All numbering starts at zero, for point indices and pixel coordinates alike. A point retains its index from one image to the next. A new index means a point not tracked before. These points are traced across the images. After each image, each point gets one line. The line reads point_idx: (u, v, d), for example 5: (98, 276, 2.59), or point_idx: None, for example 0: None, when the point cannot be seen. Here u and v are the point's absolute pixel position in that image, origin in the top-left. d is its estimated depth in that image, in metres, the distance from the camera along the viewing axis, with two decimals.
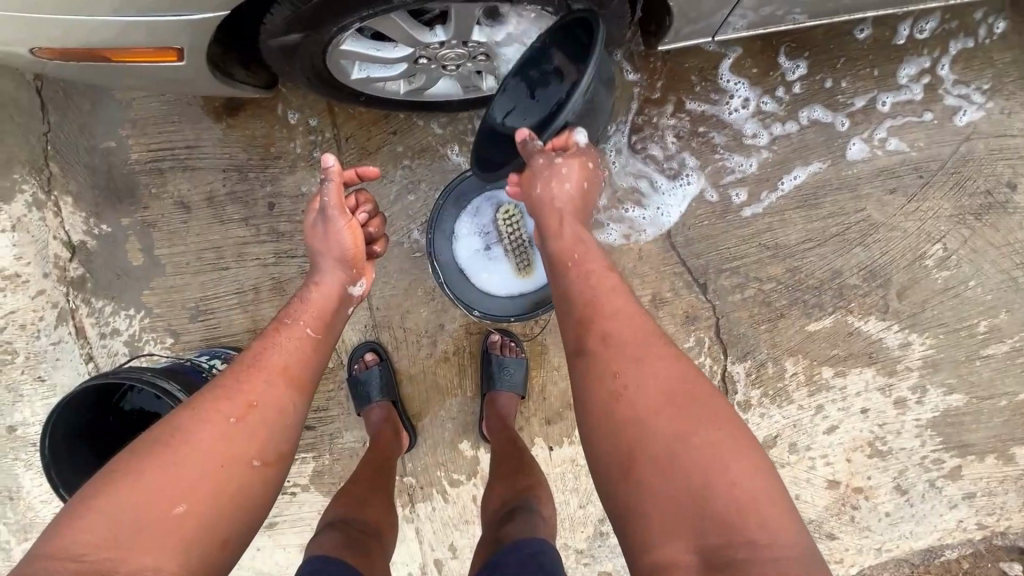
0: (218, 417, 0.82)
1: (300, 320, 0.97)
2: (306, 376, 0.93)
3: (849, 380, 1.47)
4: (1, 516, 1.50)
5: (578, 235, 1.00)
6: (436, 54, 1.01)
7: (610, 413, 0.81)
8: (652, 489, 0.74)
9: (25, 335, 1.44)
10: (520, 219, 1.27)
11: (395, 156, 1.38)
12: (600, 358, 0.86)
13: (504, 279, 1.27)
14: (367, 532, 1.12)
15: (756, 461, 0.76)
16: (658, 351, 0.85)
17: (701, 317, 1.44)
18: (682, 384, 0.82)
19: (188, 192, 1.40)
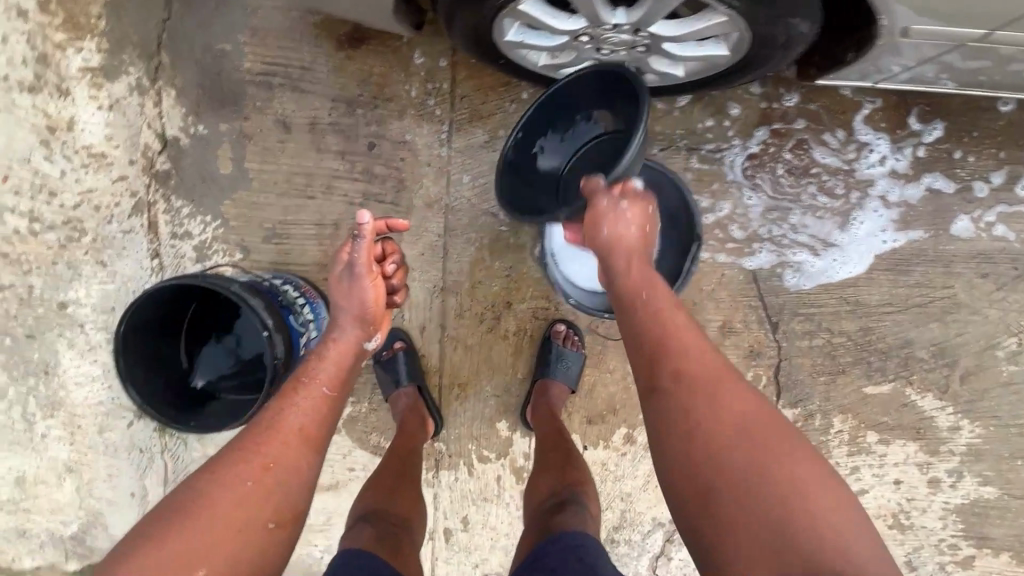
0: (234, 485, 0.82)
1: (316, 378, 0.95)
2: (321, 432, 0.92)
3: (890, 449, 1.48)
4: (32, 388, 1.50)
5: (645, 276, 0.98)
6: (601, 35, 0.99)
7: (685, 452, 0.79)
8: (736, 519, 0.72)
9: (97, 217, 1.43)
10: None
11: (507, 125, 1.36)
12: (678, 394, 0.83)
13: (591, 274, 1.25)
14: (397, 524, 1.18)
15: (836, 498, 0.73)
16: (732, 384, 0.84)
17: (765, 354, 1.43)
18: (758, 421, 0.79)
19: (292, 113, 1.38)
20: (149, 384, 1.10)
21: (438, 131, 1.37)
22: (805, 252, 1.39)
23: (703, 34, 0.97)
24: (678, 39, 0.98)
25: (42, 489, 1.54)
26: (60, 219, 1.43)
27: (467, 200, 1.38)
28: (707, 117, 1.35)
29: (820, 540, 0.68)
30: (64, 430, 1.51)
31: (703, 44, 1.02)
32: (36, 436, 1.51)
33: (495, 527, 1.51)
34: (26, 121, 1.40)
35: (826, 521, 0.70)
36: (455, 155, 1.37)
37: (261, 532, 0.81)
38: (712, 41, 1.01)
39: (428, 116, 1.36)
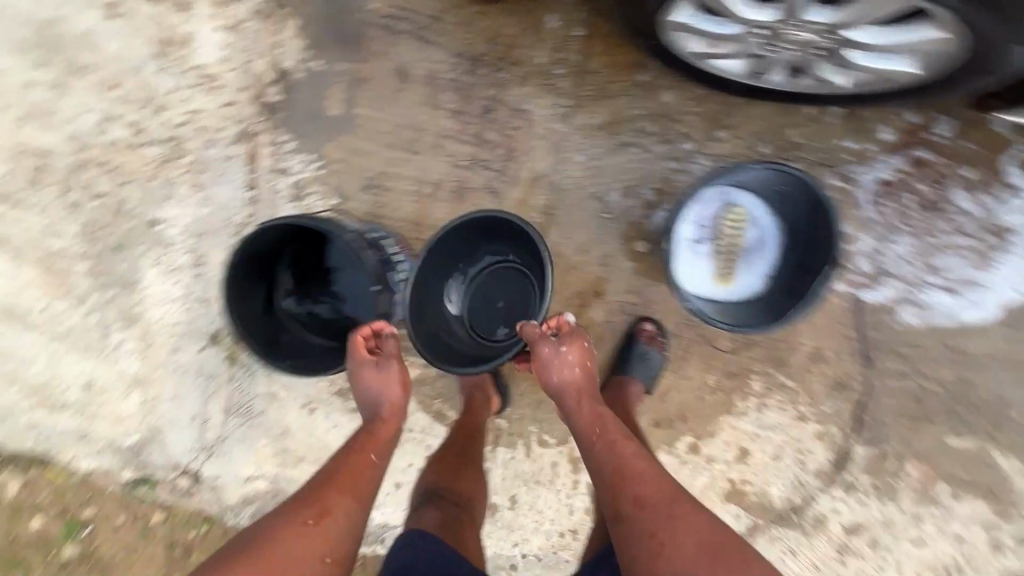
0: (297, 528, 0.88)
1: (366, 447, 1.04)
2: (370, 489, 0.99)
3: (958, 504, 1.43)
4: (112, 299, 1.51)
5: (596, 410, 1.11)
6: (789, 30, 0.95)
7: (654, 570, 0.89)
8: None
9: (200, 138, 1.41)
10: (745, 228, 1.19)
11: (631, 110, 1.30)
12: (644, 523, 0.93)
13: (703, 279, 1.19)
14: (460, 506, 1.20)
15: None
16: (686, 508, 0.94)
17: (851, 387, 1.39)
18: (715, 535, 0.90)
19: (412, 63, 1.34)
20: (248, 302, 1.12)
21: (558, 104, 1.32)
22: (915, 298, 1.33)
23: (904, 45, 0.94)
24: (875, 46, 0.95)
25: (108, 397, 1.57)
26: (163, 135, 1.42)
27: (575, 181, 1.34)
28: (842, 133, 1.28)
29: None
30: (137, 345, 1.53)
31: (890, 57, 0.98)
32: (110, 346, 1.54)
33: (541, 511, 1.51)
34: (145, 31, 1.39)
35: None
36: (571, 132, 1.32)
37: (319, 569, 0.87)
38: (899, 56, 0.98)
39: (551, 87, 1.31)
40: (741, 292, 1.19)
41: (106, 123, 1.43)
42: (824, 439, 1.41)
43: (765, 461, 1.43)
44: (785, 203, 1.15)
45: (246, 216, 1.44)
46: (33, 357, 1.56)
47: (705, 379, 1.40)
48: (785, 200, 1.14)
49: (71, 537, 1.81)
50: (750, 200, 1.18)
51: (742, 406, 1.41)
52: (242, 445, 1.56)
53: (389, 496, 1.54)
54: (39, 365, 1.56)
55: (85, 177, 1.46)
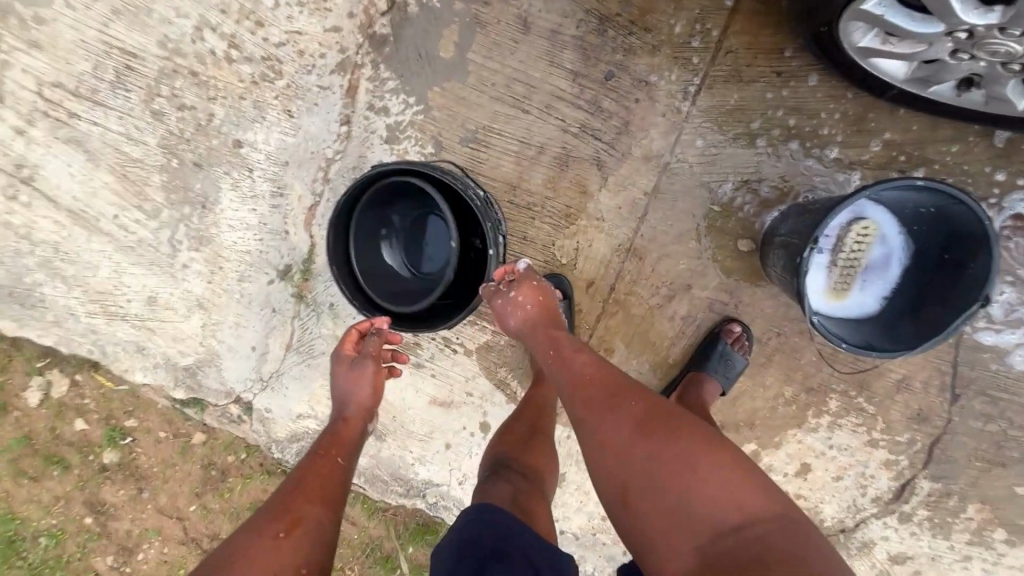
0: (268, 539, 0.87)
1: (331, 450, 1.07)
2: (337, 492, 1.01)
3: (1012, 552, 1.41)
4: (186, 217, 1.47)
5: (552, 331, 1.11)
6: (998, 39, 0.86)
7: (601, 460, 0.91)
8: (653, 512, 0.85)
9: (298, 62, 1.33)
10: (871, 244, 1.12)
11: (762, 99, 1.22)
12: (596, 422, 0.93)
13: (816, 292, 1.14)
14: (527, 478, 1.06)
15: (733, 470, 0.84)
16: (627, 395, 0.94)
17: (931, 422, 1.35)
18: (654, 417, 0.91)
19: (536, 13, 1.24)
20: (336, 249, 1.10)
21: (686, 82, 1.23)
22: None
23: None
24: None
25: (169, 315, 1.55)
26: (261, 53, 1.34)
27: (688, 166, 1.27)
28: (976, 159, 1.22)
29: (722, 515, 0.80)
30: (205, 268, 1.50)
31: None
32: (178, 264, 1.51)
33: (588, 492, 1.50)
34: None
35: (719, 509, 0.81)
36: (695, 114, 1.24)
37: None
38: None
39: (683, 61, 1.22)
40: (855, 310, 1.14)
41: (201, 31, 1.35)
42: (890, 468, 1.38)
43: (825, 481, 1.41)
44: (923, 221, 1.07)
45: (336, 151, 1.40)
46: (98, 265, 1.54)
47: (782, 390, 1.37)
48: (921, 220, 1.07)
49: (112, 444, 1.84)
50: (885, 215, 1.11)
51: (814, 423, 1.37)
52: (298, 384, 1.56)
53: (438, 454, 1.54)
54: (104, 272, 1.54)
55: (172, 86, 1.39)
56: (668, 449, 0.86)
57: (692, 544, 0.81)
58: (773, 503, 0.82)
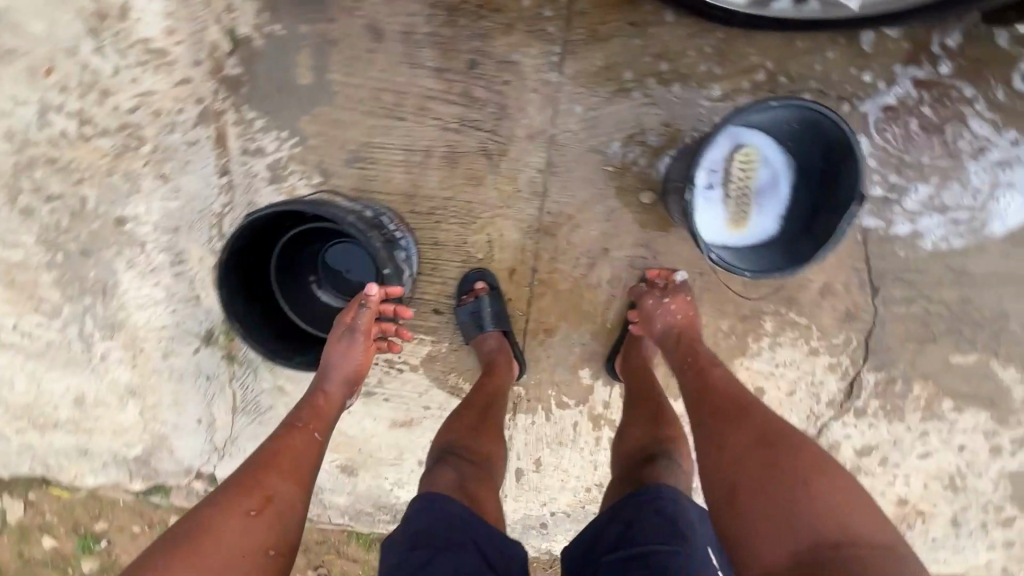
0: (237, 516, 0.85)
1: (308, 423, 1.02)
2: (312, 468, 0.97)
3: (961, 417, 1.50)
4: (90, 308, 1.41)
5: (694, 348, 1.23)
6: None
7: (715, 458, 1.02)
8: (758, 511, 0.92)
9: (157, 124, 1.28)
10: (756, 168, 1.15)
11: (624, 53, 1.23)
12: (719, 430, 1.05)
13: (716, 226, 1.15)
14: (476, 462, 1.01)
15: (850, 495, 0.90)
16: (752, 412, 1.05)
17: (860, 318, 1.41)
18: (777, 432, 1.00)
19: (383, 18, 1.21)
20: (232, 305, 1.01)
21: (548, 53, 1.22)
22: (940, 212, 1.36)
23: None
24: None
25: (103, 410, 1.49)
26: (114, 123, 1.28)
27: (573, 135, 1.27)
28: (834, 66, 1.28)
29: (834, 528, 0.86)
30: (126, 353, 1.44)
31: None
32: (96, 358, 1.45)
33: (566, 470, 1.53)
34: (72, 5, 1.22)
35: (830, 518, 0.87)
36: (565, 82, 1.24)
37: (267, 563, 0.85)
38: None
39: (540, 33, 1.21)
40: (757, 236, 1.16)
41: (46, 115, 1.27)
42: (835, 371, 1.44)
43: (781, 399, 1.46)
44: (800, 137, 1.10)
45: (223, 204, 1.32)
46: (14, 378, 1.47)
47: (719, 326, 1.40)
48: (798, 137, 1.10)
49: (88, 551, 1.77)
50: (761, 138, 1.13)
51: (756, 348, 1.42)
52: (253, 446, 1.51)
53: (412, 474, 1.54)
54: (22, 385, 1.47)
55: (33, 178, 1.31)
56: (783, 461, 0.94)
57: (796, 547, 0.86)
58: (887, 535, 0.87)
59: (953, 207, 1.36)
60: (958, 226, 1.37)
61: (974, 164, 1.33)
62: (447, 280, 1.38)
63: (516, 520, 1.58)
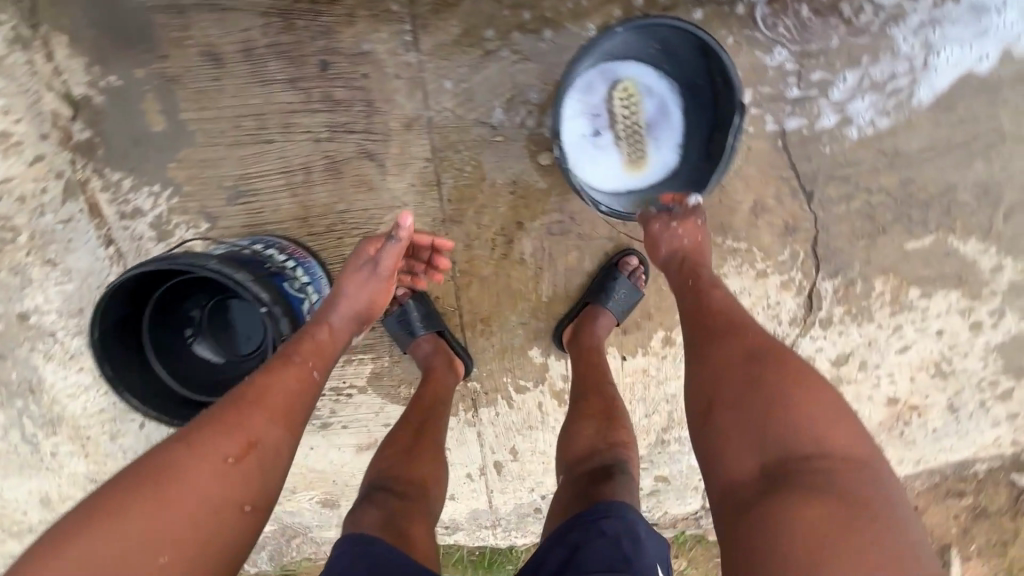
0: (214, 460, 0.76)
1: (305, 359, 0.92)
2: (300, 417, 0.88)
3: (932, 302, 1.43)
4: (24, 409, 1.37)
5: (705, 274, 1.00)
6: None
7: (702, 370, 0.91)
8: (733, 424, 0.84)
9: (26, 210, 1.22)
10: (639, 100, 1.07)
11: (479, 12, 1.14)
12: (700, 338, 0.94)
13: (613, 173, 1.08)
14: (406, 492, 0.99)
15: (846, 425, 0.81)
16: (746, 331, 0.92)
17: (801, 228, 1.33)
18: (772, 351, 0.88)
19: (218, 40, 1.12)
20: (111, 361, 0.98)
21: (400, 34, 1.13)
22: (867, 92, 1.27)
23: None
24: None
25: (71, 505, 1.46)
26: None
27: (452, 114, 1.19)
28: None
29: (820, 453, 0.78)
30: (74, 445, 1.41)
31: None
32: (47, 456, 1.42)
33: (545, 452, 1.49)
34: None
35: (820, 443, 0.79)
36: (427, 60, 1.15)
37: (240, 520, 0.77)
38: None
39: (384, 14, 1.12)
40: (661, 171, 1.09)
41: None
42: (789, 288, 1.37)
43: None
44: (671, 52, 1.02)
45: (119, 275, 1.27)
46: None
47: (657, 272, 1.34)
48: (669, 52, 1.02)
49: None
50: (636, 67, 1.06)
51: None
52: None
53: None
54: None
55: None
56: (764, 377, 0.85)
57: (762, 465, 0.80)
58: (864, 452, 0.80)
59: (876, 84, 1.27)
60: (888, 102, 1.28)
61: (897, 31, 1.25)
62: None
63: (510, 512, 1.55)
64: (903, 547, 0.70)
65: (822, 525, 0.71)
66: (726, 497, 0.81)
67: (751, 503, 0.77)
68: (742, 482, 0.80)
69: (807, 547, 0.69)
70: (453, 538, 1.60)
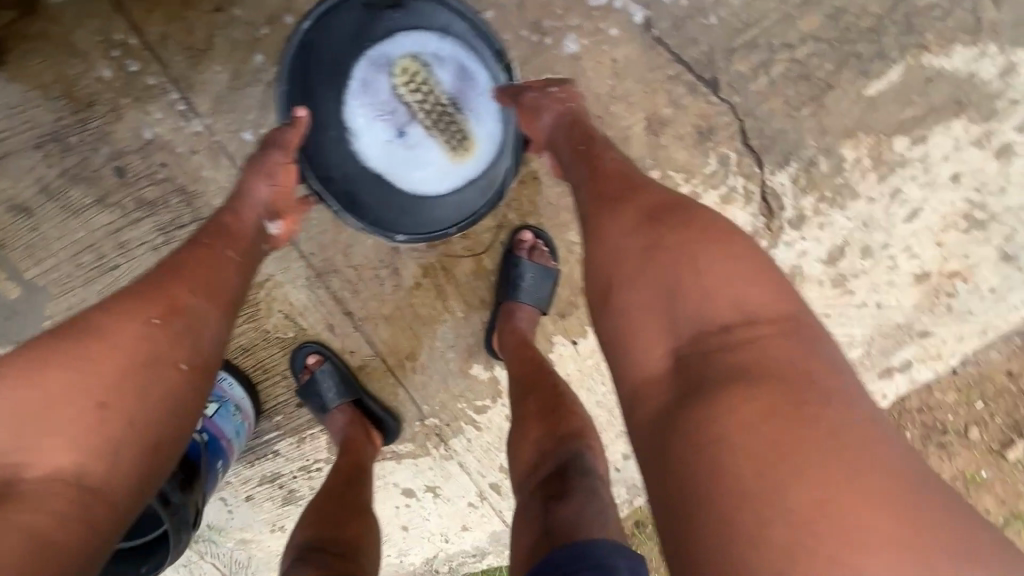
0: (135, 319, 0.63)
1: (218, 239, 0.76)
2: (232, 287, 0.73)
3: (932, 145, 1.09)
4: None
5: (596, 138, 0.83)
6: None
7: (596, 248, 0.70)
8: (641, 305, 0.64)
9: None
10: (425, 74, 1.03)
11: (238, 46, 0.98)
12: (591, 216, 0.72)
13: (436, 163, 1.07)
14: (341, 550, 0.86)
15: (776, 284, 0.62)
16: (644, 190, 0.72)
17: (720, 125, 1.06)
18: (677, 205, 0.68)
19: (12, 191, 1.04)
20: None
21: (172, 106, 1.01)
22: None
23: None
24: None
25: None
26: None
27: None
28: None
29: (746, 323, 0.59)
30: None
31: None
32: None
33: None
34: None
35: (747, 310, 0.59)
36: (212, 121, 1.01)
37: (179, 379, 0.64)
38: None
39: (147, 94, 1.00)
40: (491, 143, 1.06)
41: None
42: (735, 199, 1.11)
43: None
44: (423, 16, 1.01)
45: None
46: None
47: (567, 242, 1.17)
48: (422, 13, 1.01)
49: None
50: (404, 44, 1.02)
51: None
52: None
53: (407, 539, 1.46)
54: None
55: None
56: (670, 240, 0.65)
57: (679, 351, 0.60)
58: (793, 307, 0.61)
59: None
60: None
61: None
62: (284, 373, 1.24)
63: None
64: (862, 430, 0.52)
65: (761, 420, 0.51)
66: (637, 401, 0.62)
67: (665, 414, 0.58)
68: (657, 378, 0.61)
69: (738, 476, 0.50)
70: (487, 564, 1.53)
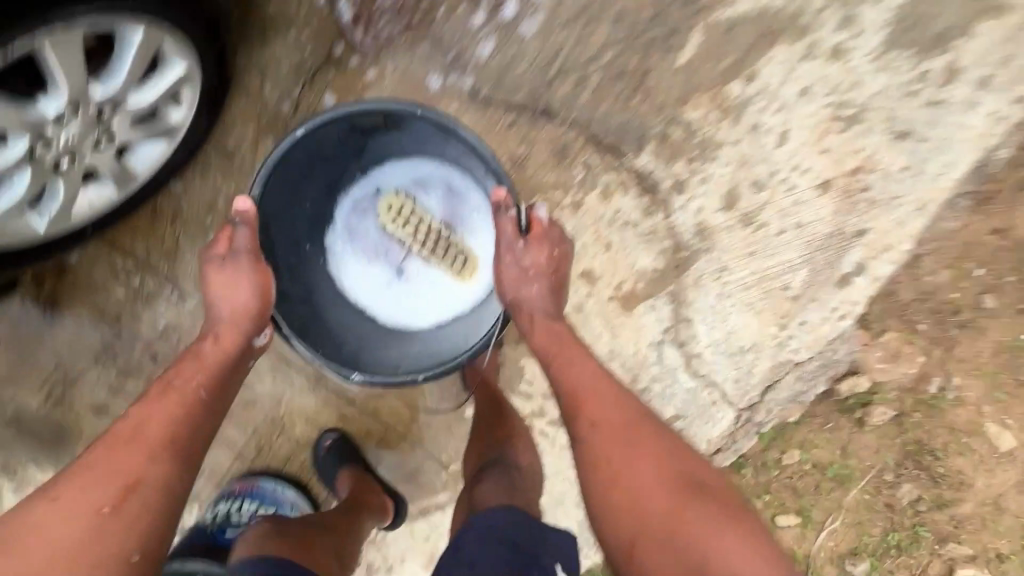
0: (94, 507, 0.79)
1: (191, 379, 0.97)
2: (187, 455, 0.90)
3: (764, 76, 1.20)
4: None
5: (577, 351, 1.09)
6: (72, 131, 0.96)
7: (614, 501, 0.93)
8: (652, 562, 0.86)
9: None
10: (420, 205, 1.30)
11: (197, 238, 1.30)
12: (603, 463, 0.96)
13: (438, 275, 1.33)
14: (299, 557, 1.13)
15: (756, 548, 0.83)
16: (645, 442, 0.97)
17: (570, 140, 1.22)
18: (674, 472, 0.92)
19: (89, 400, 1.37)
20: None
21: (171, 297, 1.33)
22: None
23: (142, 56, 0.95)
24: (128, 66, 0.95)
25: None
26: None
27: None
28: (308, 45, 1.21)
29: None
30: None
31: (164, 54, 0.99)
32: None
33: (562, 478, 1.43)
34: None
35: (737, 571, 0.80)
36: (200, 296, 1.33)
37: (128, 567, 0.78)
38: (167, 50, 0.98)
39: (152, 296, 1.33)
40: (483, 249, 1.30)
41: None
42: (614, 191, 1.25)
43: (608, 259, 1.30)
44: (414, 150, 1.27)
45: None
46: None
47: None
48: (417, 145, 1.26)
49: None
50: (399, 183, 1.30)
51: None
52: None
53: None
54: None
55: None
56: (682, 511, 0.87)
57: None
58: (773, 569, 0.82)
59: None
60: None
61: None
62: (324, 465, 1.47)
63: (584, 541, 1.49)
64: None
65: None
66: None
67: None
68: None
69: None
70: None
